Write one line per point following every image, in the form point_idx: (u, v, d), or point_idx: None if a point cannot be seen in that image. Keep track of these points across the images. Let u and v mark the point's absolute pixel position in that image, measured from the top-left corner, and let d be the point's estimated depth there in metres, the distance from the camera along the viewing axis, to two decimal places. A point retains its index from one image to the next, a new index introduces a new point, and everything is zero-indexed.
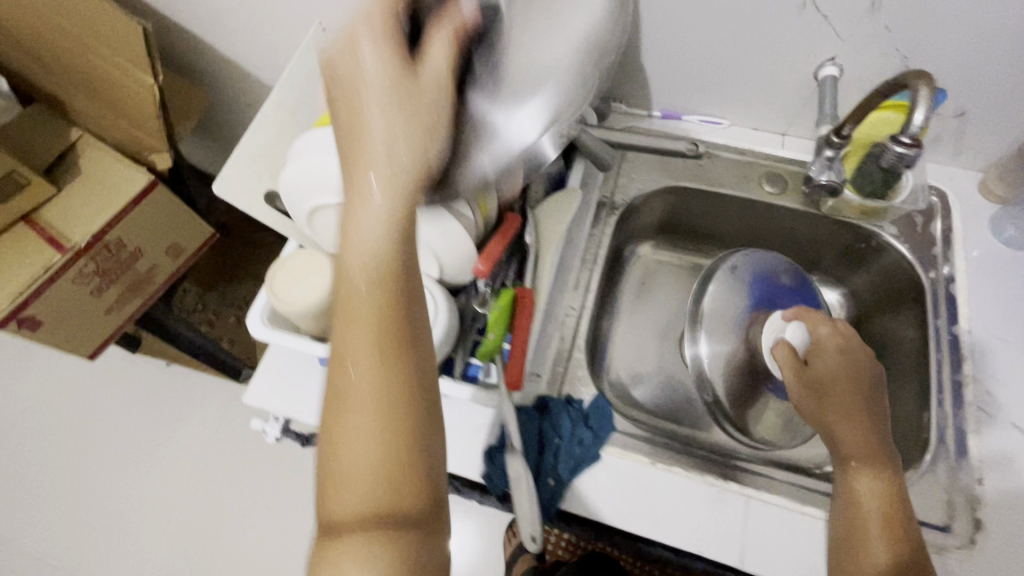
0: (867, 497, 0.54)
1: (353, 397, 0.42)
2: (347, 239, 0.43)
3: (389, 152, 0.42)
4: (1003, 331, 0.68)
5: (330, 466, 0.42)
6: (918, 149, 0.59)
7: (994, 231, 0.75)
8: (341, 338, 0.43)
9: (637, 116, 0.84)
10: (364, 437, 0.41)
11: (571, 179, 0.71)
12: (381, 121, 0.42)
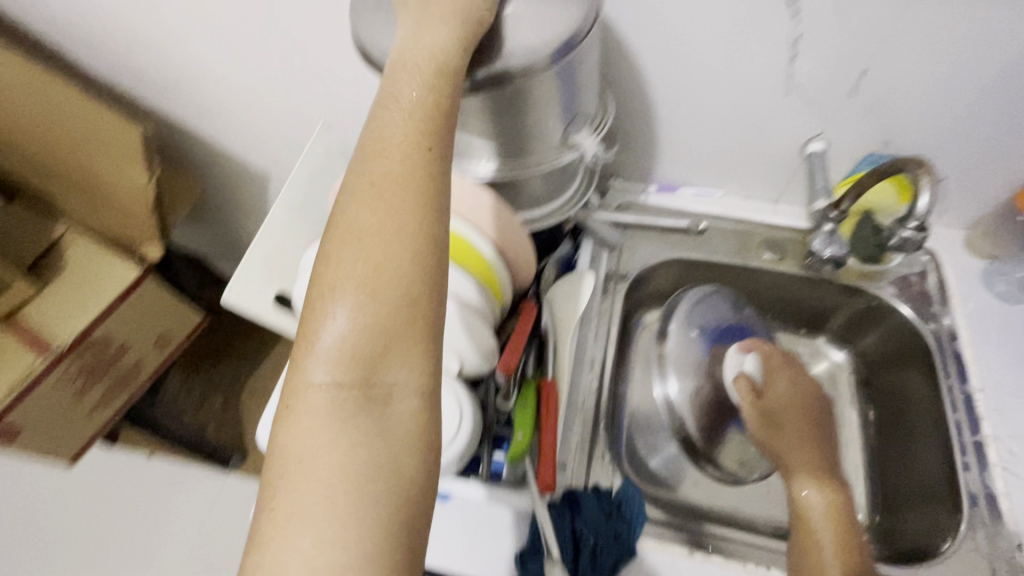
0: (813, 504, 0.62)
1: (330, 357, 0.39)
2: (349, 203, 0.43)
3: (403, 136, 0.43)
4: (1015, 387, 0.69)
5: (291, 439, 0.38)
6: (925, 233, 0.66)
7: (987, 286, 0.77)
8: (318, 316, 0.41)
9: (632, 190, 0.86)
10: (339, 410, 0.38)
11: (581, 261, 0.73)
12: (400, 117, 0.44)
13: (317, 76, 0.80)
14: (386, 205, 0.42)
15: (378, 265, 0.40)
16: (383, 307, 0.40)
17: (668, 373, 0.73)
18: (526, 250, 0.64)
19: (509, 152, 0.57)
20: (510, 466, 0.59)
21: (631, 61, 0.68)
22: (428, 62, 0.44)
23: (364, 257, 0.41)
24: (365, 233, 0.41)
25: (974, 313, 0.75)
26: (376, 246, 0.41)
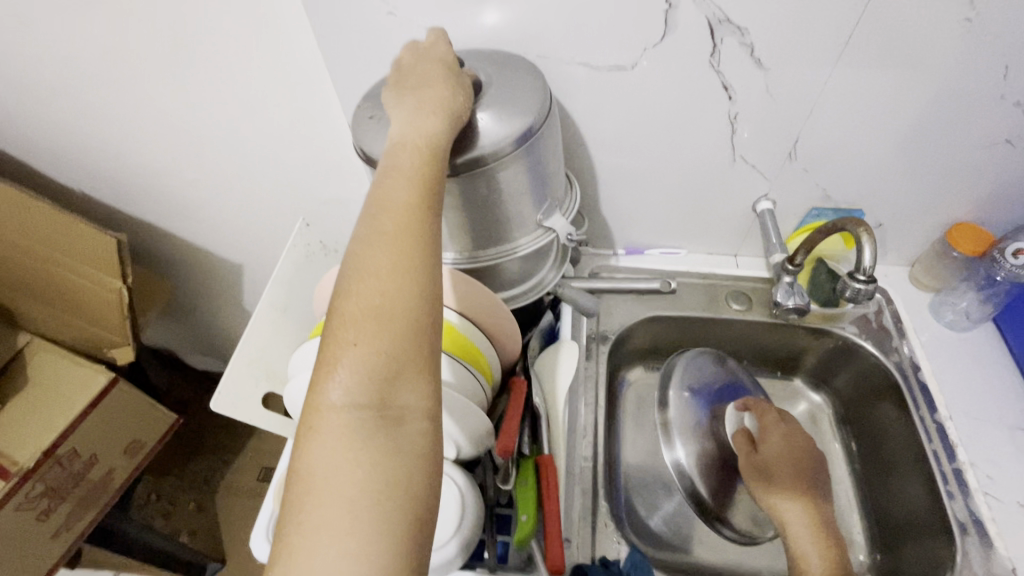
0: (811, 555, 0.61)
1: (345, 377, 0.40)
2: (361, 238, 0.45)
3: (409, 179, 0.47)
4: (977, 411, 0.73)
5: (308, 463, 0.38)
6: (872, 286, 0.70)
7: (936, 316, 0.83)
8: (337, 343, 0.42)
9: (603, 256, 0.91)
10: (357, 428, 0.39)
11: (562, 331, 0.74)
12: (405, 162, 0.47)
13: (294, 174, 0.84)
14: (397, 238, 0.45)
15: (389, 292, 0.42)
16: (395, 336, 0.41)
17: (674, 439, 0.71)
18: (510, 326, 0.66)
19: (488, 235, 0.62)
20: (516, 549, 0.58)
21: (589, 143, 0.74)
22: (424, 138, 0.49)
23: (375, 285, 0.43)
24: (378, 268, 0.43)
25: (928, 343, 0.80)
26: (389, 275, 0.43)
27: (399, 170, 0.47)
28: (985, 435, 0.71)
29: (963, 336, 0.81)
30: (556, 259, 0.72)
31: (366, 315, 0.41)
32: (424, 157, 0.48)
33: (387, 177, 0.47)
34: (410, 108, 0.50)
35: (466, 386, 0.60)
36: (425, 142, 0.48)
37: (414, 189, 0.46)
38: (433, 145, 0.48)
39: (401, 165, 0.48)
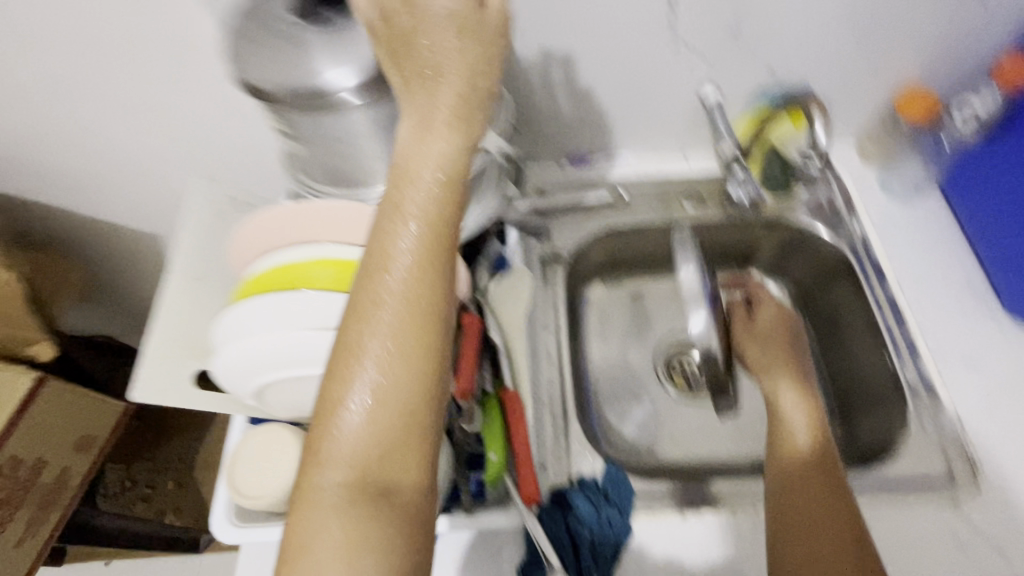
0: (791, 416, 0.61)
1: (341, 451, 0.37)
2: (369, 281, 0.39)
3: (420, 216, 0.40)
4: (925, 278, 0.75)
5: (301, 530, 0.36)
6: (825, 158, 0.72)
7: (884, 187, 0.82)
8: (335, 403, 0.38)
9: (547, 167, 0.83)
10: (353, 507, 0.36)
11: (513, 258, 0.71)
12: (419, 204, 0.40)
13: (185, 122, 0.72)
14: (408, 304, 0.39)
15: (401, 356, 0.38)
16: (399, 409, 0.38)
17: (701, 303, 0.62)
18: None
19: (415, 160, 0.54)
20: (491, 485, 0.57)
21: (514, 43, 0.66)
22: (433, 171, 0.40)
23: (385, 347, 0.38)
24: (384, 330, 0.38)
25: (879, 218, 0.80)
26: (398, 336, 0.38)
27: (410, 208, 0.40)
28: (932, 301, 0.73)
29: (910, 207, 0.80)
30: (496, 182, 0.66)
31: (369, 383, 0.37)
32: (439, 194, 0.41)
33: (395, 208, 0.40)
34: (427, 129, 0.41)
35: None
36: (442, 179, 0.41)
37: (426, 233, 0.40)
38: (446, 183, 0.41)
39: (409, 197, 0.40)
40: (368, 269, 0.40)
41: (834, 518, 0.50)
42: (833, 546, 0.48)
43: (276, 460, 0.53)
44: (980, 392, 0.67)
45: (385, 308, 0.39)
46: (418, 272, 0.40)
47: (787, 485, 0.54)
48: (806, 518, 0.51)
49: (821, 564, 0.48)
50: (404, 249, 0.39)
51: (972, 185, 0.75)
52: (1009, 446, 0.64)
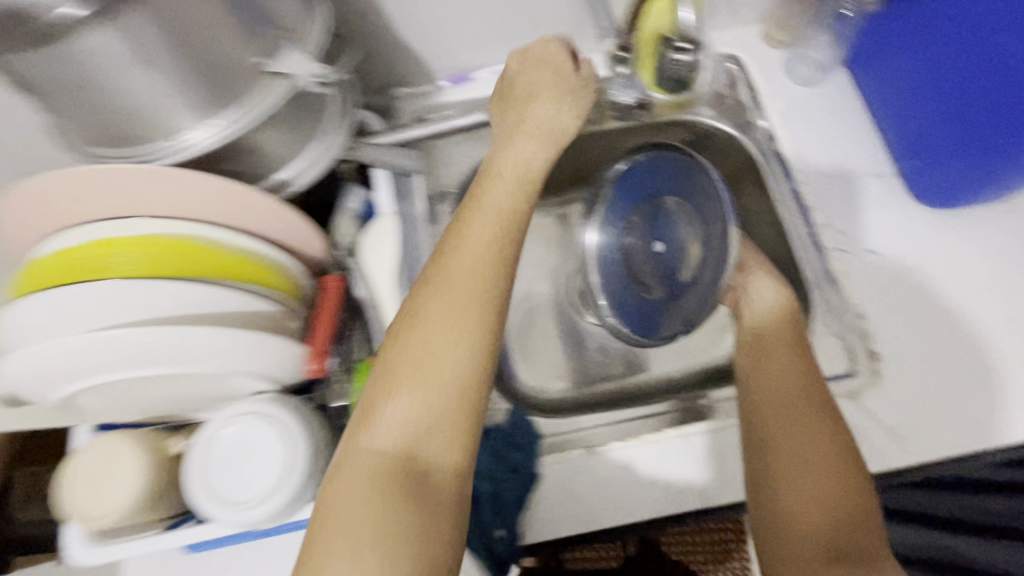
0: (756, 306, 0.64)
1: (388, 425, 0.40)
2: (433, 278, 0.44)
3: (484, 226, 0.47)
4: (832, 169, 0.70)
5: (333, 492, 0.38)
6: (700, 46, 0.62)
7: (789, 74, 0.75)
8: (395, 375, 0.41)
9: (424, 93, 0.74)
10: (388, 480, 0.38)
11: (382, 203, 0.60)
12: (499, 200, 0.49)
13: None
14: (468, 294, 0.43)
15: (449, 357, 0.41)
16: (456, 394, 0.41)
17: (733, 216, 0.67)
18: (290, 219, 0.50)
19: (207, 96, 0.42)
20: None
21: None
22: (513, 166, 0.51)
23: (440, 350, 0.41)
24: (452, 309, 0.43)
25: (787, 106, 0.74)
26: (456, 332, 0.42)
27: (488, 205, 0.48)
28: (839, 191, 0.69)
29: (816, 91, 0.74)
30: (337, 115, 0.54)
31: (414, 364, 0.41)
32: (509, 199, 0.49)
33: (467, 218, 0.47)
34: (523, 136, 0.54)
35: (252, 312, 0.47)
36: (512, 188, 0.50)
37: (500, 226, 0.47)
38: (512, 190, 0.50)
39: (479, 209, 0.48)
40: (440, 265, 0.45)
41: (802, 391, 0.54)
42: (806, 416, 0.52)
43: (118, 468, 0.47)
44: (882, 280, 0.65)
45: (458, 288, 0.44)
46: (481, 264, 0.45)
47: (761, 359, 0.58)
48: (782, 391, 0.54)
49: (797, 430, 0.52)
50: (476, 241, 0.46)
51: (879, 56, 0.68)
52: (906, 331, 0.63)
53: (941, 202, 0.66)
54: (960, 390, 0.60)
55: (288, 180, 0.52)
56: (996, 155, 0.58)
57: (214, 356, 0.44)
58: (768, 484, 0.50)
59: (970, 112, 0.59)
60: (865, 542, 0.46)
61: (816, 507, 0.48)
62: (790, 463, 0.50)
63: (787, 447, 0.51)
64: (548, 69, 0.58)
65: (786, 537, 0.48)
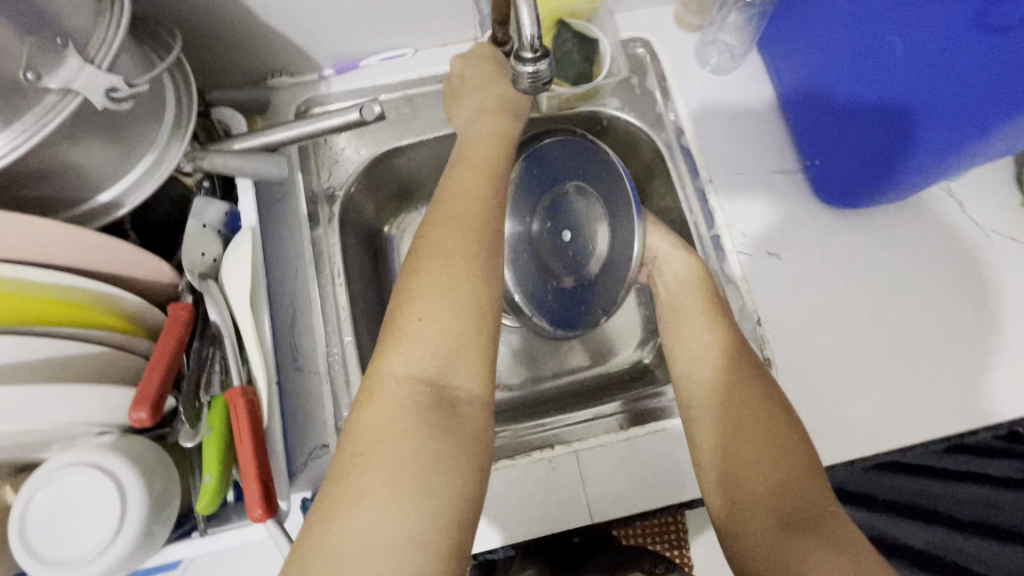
0: (671, 287, 0.62)
1: (413, 351, 0.43)
2: (438, 223, 0.48)
3: (479, 180, 0.51)
4: (739, 164, 0.68)
5: (364, 421, 0.41)
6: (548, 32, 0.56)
7: (701, 62, 0.71)
8: (403, 316, 0.44)
9: (307, 84, 0.68)
10: (420, 399, 0.41)
11: (246, 215, 0.56)
12: (470, 170, 0.52)
13: None
14: (466, 246, 0.47)
15: (465, 294, 0.45)
16: (467, 332, 0.44)
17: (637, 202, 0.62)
18: (113, 249, 0.45)
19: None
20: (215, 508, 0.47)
21: None
22: (489, 133, 0.56)
23: (445, 294, 0.44)
24: (451, 255, 0.46)
25: (696, 95, 0.70)
26: (465, 268, 0.46)
27: (466, 172, 0.52)
28: (746, 188, 0.67)
29: (728, 81, 0.71)
30: (171, 125, 0.48)
31: (435, 297, 0.44)
32: (481, 170, 0.52)
33: (462, 177, 0.52)
34: (491, 102, 0.57)
35: (72, 356, 0.42)
36: (489, 160, 0.53)
37: (484, 185, 0.51)
38: (483, 162, 0.53)
39: (464, 172, 0.52)
40: (439, 216, 0.49)
41: (726, 362, 0.54)
42: (729, 384, 0.53)
43: None
44: (782, 285, 0.64)
45: (449, 242, 0.47)
46: (477, 214, 0.49)
47: (685, 331, 0.58)
48: (705, 364, 0.55)
49: (723, 400, 0.52)
50: (463, 198, 0.49)
51: (788, 47, 0.65)
52: (802, 337, 0.62)
53: (849, 202, 0.65)
54: (853, 393, 0.60)
55: (113, 203, 0.47)
56: (899, 153, 0.56)
57: (21, 414, 0.39)
58: (710, 454, 0.51)
59: (870, 111, 0.56)
60: (813, 499, 0.44)
61: (756, 468, 0.47)
62: (725, 430, 0.50)
63: (719, 414, 0.51)
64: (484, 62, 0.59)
65: (735, 506, 0.47)
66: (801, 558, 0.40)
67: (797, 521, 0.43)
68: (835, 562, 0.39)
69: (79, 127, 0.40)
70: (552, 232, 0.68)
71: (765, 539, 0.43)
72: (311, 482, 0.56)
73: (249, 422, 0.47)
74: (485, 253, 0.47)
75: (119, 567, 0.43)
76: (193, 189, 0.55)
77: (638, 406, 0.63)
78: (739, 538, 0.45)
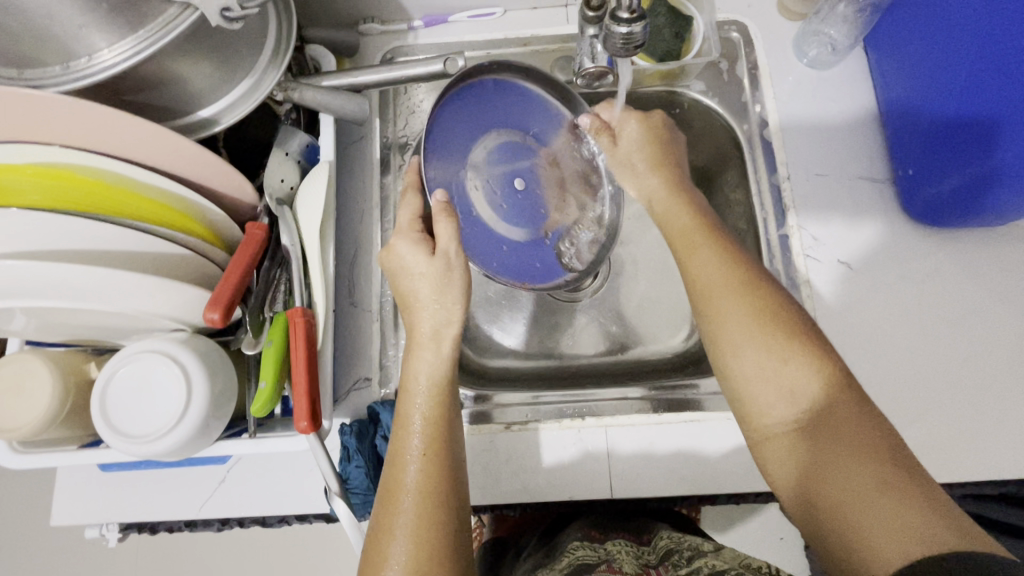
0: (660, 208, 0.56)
1: None
2: (395, 493, 0.45)
3: (420, 436, 0.47)
4: (821, 165, 0.65)
5: None
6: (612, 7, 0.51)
7: (799, 54, 0.68)
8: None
9: (396, 33, 0.70)
10: None
11: (324, 149, 0.58)
12: (420, 406, 0.49)
13: None
14: (429, 486, 0.45)
15: (427, 523, 0.43)
16: (433, 550, 0.42)
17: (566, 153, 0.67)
18: (205, 161, 0.48)
19: (102, 19, 0.38)
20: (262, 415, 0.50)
21: None
22: (435, 342, 0.51)
23: (410, 537, 0.43)
24: (409, 507, 0.44)
25: (786, 88, 0.67)
26: (428, 511, 0.44)
27: (405, 431, 0.48)
28: (823, 191, 0.64)
29: (824, 77, 0.67)
30: (270, 53, 0.51)
31: (397, 540, 0.43)
32: (429, 400, 0.49)
33: (410, 400, 0.49)
34: (455, 301, 0.52)
35: (162, 253, 0.46)
36: (432, 393, 0.49)
37: (434, 410, 0.48)
38: (439, 395, 0.49)
39: (411, 438, 0.47)
40: (390, 494, 0.45)
41: (732, 276, 0.48)
42: (738, 299, 0.47)
43: (28, 388, 0.48)
44: (847, 296, 0.61)
45: (409, 504, 0.44)
46: (431, 438, 0.47)
47: (684, 246, 0.52)
48: (715, 274, 0.48)
49: (731, 316, 0.46)
50: (414, 445, 0.47)
51: (898, 46, 0.61)
52: (860, 354, 0.59)
53: (946, 222, 0.60)
54: (906, 419, 0.57)
55: (211, 119, 0.50)
56: (968, 159, 0.54)
57: (112, 296, 0.43)
58: (724, 372, 0.46)
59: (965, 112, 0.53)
60: (836, 403, 0.42)
61: (768, 373, 0.44)
62: (746, 345, 0.45)
63: (738, 329, 0.46)
64: (413, 274, 0.53)
65: (767, 419, 0.44)
66: (826, 467, 0.39)
67: (821, 436, 0.41)
68: (855, 472, 0.38)
69: (192, 42, 0.43)
70: (502, 186, 0.66)
71: (791, 449, 0.42)
72: (351, 411, 0.59)
73: (305, 340, 0.50)
74: (443, 476, 0.46)
75: (176, 450, 0.48)
76: (281, 117, 0.59)
77: (663, 394, 0.61)
78: (769, 448, 0.44)
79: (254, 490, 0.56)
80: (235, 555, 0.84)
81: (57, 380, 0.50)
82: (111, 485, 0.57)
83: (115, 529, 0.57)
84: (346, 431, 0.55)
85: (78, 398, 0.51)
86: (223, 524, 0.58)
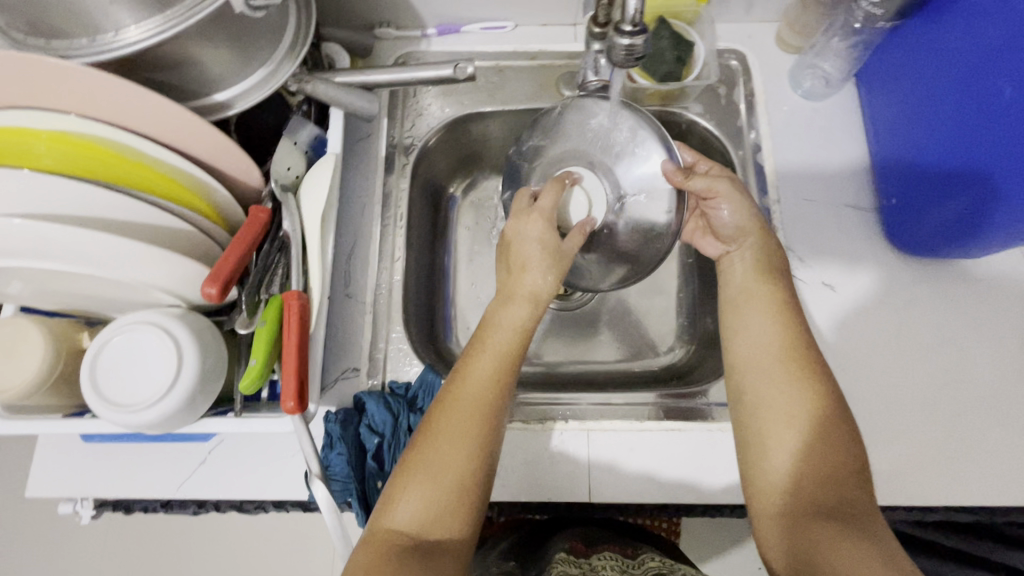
0: (734, 276, 0.57)
1: (416, 490, 0.44)
2: (460, 376, 0.49)
3: (495, 351, 0.50)
4: (810, 191, 0.67)
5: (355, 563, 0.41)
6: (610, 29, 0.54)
7: (794, 85, 0.71)
8: (416, 452, 0.45)
9: (409, 39, 0.72)
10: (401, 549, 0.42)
11: (332, 142, 0.60)
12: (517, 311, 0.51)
13: None
14: (488, 384, 0.48)
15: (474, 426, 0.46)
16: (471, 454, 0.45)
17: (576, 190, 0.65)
18: (215, 141, 0.49)
19: None
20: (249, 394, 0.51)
21: None
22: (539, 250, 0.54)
23: (455, 435, 0.46)
24: (464, 401, 0.47)
25: (781, 117, 0.70)
26: (479, 410, 0.47)
27: (491, 333, 0.51)
28: (811, 217, 0.66)
29: (816, 109, 0.70)
30: (289, 44, 0.53)
31: (446, 427, 0.46)
32: (522, 305, 0.52)
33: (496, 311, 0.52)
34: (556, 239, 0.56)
35: (166, 226, 0.48)
36: (531, 301, 0.52)
37: (523, 317, 0.52)
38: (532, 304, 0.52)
39: (493, 336, 0.51)
40: (455, 377, 0.49)
41: (784, 353, 0.50)
42: (792, 381, 0.49)
43: (20, 351, 0.49)
44: (830, 317, 0.63)
45: (471, 389, 0.47)
46: (505, 348, 0.50)
47: (738, 314, 0.54)
48: (758, 353, 0.51)
49: (776, 393, 0.49)
50: (492, 345, 0.50)
51: (887, 82, 0.64)
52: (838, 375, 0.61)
53: (928, 252, 0.62)
54: (880, 441, 0.58)
55: (225, 103, 0.52)
56: (952, 194, 0.56)
57: (112, 263, 0.44)
58: (758, 446, 0.48)
59: (959, 148, 0.55)
60: (851, 499, 0.44)
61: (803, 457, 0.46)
62: (776, 425, 0.48)
63: (771, 412, 0.48)
64: (531, 238, 0.55)
65: (776, 484, 0.46)
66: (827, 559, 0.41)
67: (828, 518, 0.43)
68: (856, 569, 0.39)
69: (214, 27, 0.45)
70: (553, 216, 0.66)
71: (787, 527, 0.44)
72: (337, 399, 0.60)
73: (300, 323, 0.51)
74: (504, 387, 0.48)
75: (161, 422, 0.48)
76: (293, 108, 0.61)
77: (678, 403, 0.62)
78: (763, 521, 0.47)
79: (232, 472, 0.56)
80: (207, 543, 0.84)
81: (49, 346, 0.50)
82: (90, 458, 0.57)
83: (88, 507, 0.57)
84: (331, 418, 0.56)
85: (68, 365, 0.52)
86: (199, 508, 0.58)
